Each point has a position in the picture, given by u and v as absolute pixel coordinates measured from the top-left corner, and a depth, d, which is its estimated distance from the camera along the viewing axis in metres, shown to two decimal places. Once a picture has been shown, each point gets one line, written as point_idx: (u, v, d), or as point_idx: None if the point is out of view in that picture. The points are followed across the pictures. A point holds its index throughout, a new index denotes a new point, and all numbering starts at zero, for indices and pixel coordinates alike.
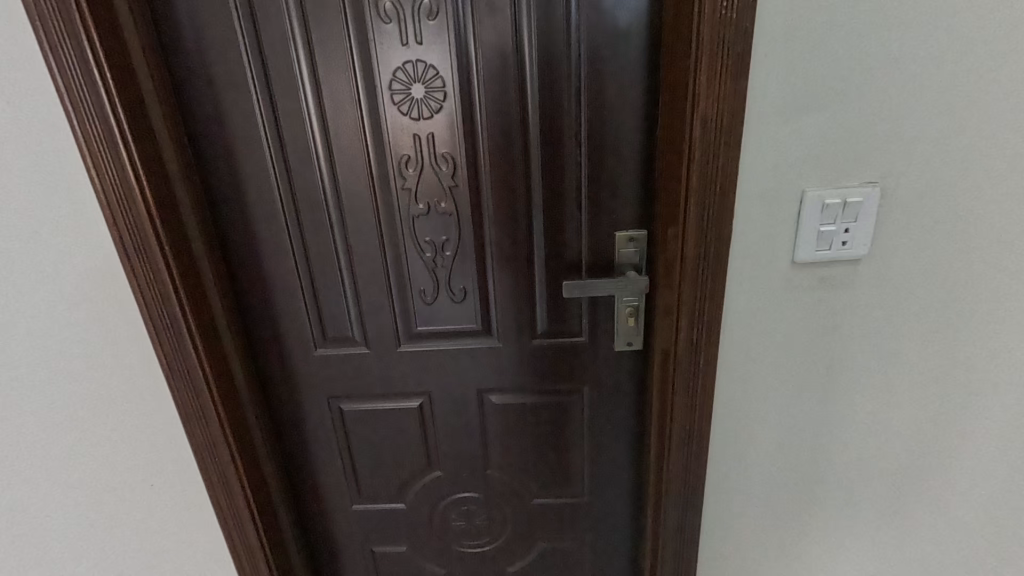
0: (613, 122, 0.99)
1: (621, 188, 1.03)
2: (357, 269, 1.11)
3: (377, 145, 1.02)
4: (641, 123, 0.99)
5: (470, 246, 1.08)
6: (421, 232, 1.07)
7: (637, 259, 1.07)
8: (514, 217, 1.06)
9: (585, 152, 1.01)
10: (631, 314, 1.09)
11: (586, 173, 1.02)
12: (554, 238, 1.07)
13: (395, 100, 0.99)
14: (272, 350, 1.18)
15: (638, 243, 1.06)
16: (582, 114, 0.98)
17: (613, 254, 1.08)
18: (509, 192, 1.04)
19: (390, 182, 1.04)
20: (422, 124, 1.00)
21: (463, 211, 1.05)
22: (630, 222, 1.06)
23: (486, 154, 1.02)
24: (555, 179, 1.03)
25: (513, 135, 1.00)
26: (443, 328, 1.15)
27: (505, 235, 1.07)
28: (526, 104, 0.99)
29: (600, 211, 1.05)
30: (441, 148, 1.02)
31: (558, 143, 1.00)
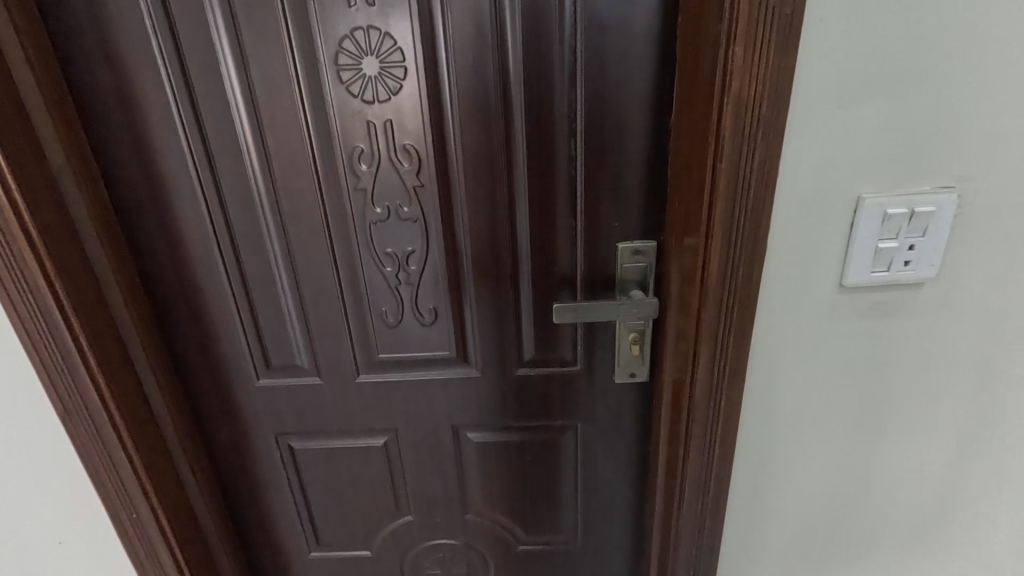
0: (617, 107, 0.80)
1: (625, 189, 0.84)
2: (304, 287, 0.92)
3: (323, 135, 0.82)
4: (650, 109, 0.80)
5: (442, 260, 0.89)
6: (381, 242, 0.88)
7: (643, 275, 0.88)
8: (494, 223, 0.86)
9: (581, 144, 0.81)
10: (635, 341, 0.91)
11: (582, 170, 0.83)
12: (543, 250, 0.88)
13: (343, 77, 0.79)
14: (206, 383, 0.99)
15: (644, 255, 0.87)
16: (579, 96, 0.79)
17: (613, 268, 0.89)
18: (487, 194, 0.85)
19: (340, 181, 0.85)
20: (379, 109, 0.81)
21: (432, 217, 0.86)
22: (635, 230, 0.87)
23: (459, 147, 0.82)
24: (543, 178, 0.84)
25: (491, 122, 0.81)
26: (410, 355, 0.96)
27: (485, 246, 0.88)
28: (510, 84, 0.79)
29: (599, 218, 0.86)
30: (404, 139, 0.82)
31: (548, 133, 0.81)
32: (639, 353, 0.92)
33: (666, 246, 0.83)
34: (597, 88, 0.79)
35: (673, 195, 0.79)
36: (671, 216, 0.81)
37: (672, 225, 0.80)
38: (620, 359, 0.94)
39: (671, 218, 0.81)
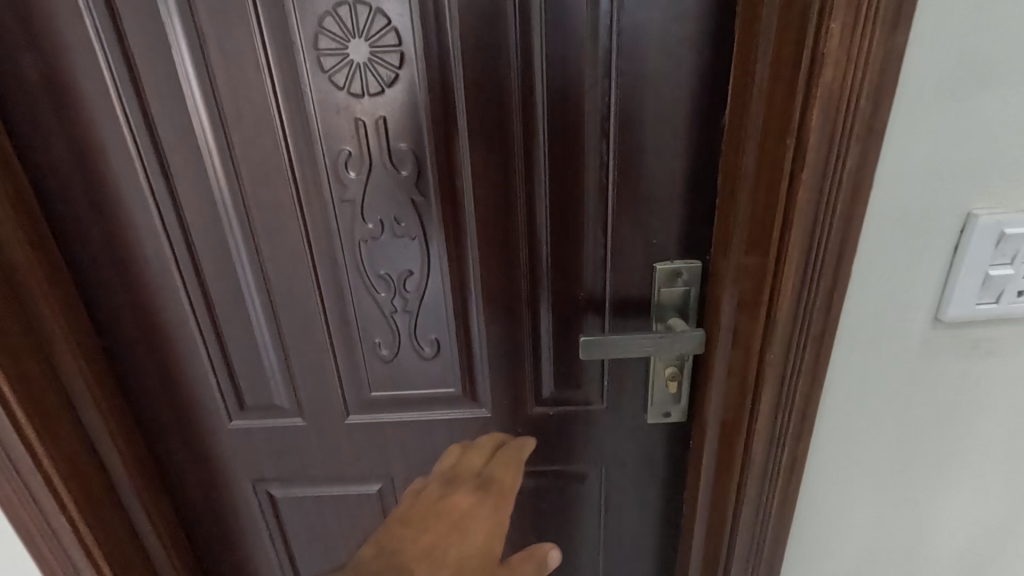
0: (658, 101, 0.65)
1: (667, 200, 0.70)
2: (283, 315, 0.78)
3: (301, 136, 0.68)
4: (699, 104, 0.65)
5: (446, 284, 0.75)
6: (373, 263, 0.74)
7: (684, 300, 0.74)
8: (508, 241, 0.72)
9: (614, 146, 0.67)
10: (673, 377, 0.77)
11: (615, 178, 0.69)
12: (566, 272, 0.74)
13: (325, 65, 0.65)
14: (171, 425, 0.85)
15: (687, 278, 0.73)
16: (612, 87, 0.65)
17: (649, 293, 0.75)
18: (500, 206, 0.70)
19: (322, 191, 0.70)
20: (368, 104, 0.66)
21: (435, 233, 0.72)
22: (677, 249, 0.73)
23: (467, 150, 0.68)
24: (567, 188, 0.70)
25: (505, 120, 0.66)
26: (408, 392, 0.83)
27: (497, 267, 0.74)
28: (529, 74, 0.65)
29: (633, 234, 0.72)
30: (400, 141, 0.68)
31: (574, 134, 0.67)
32: (677, 391, 0.78)
33: (712, 268, 0.70)
34: (635, 78, 0.64)
35: (724, 208, 0.66)
36: (719, 233, 0.68)
37: (722, 245, 0.66)
38: (653, 396, 0.80)
39: (720, 235, 0.68)
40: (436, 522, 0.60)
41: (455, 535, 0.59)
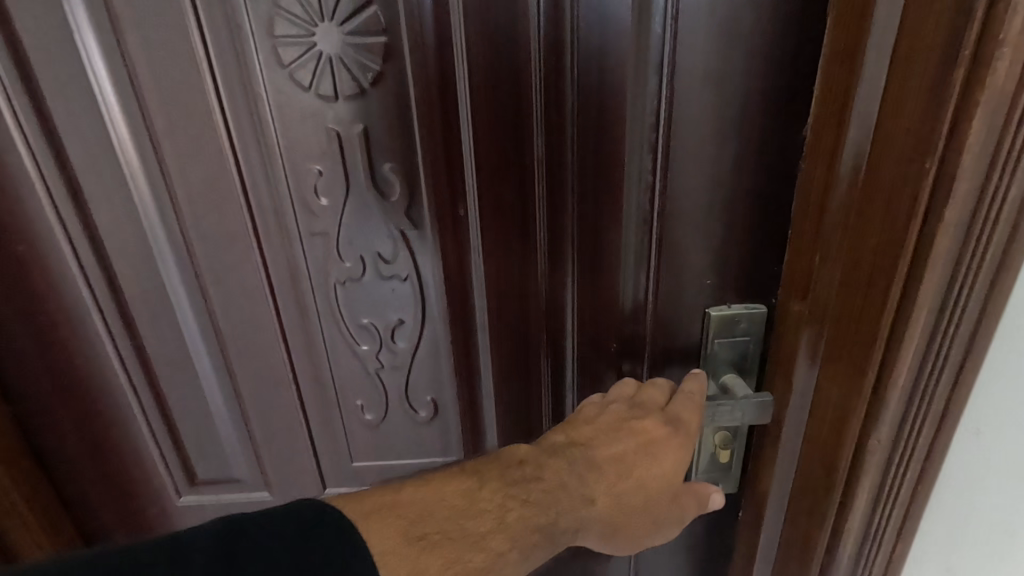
0: (722, 107, 0.48)
1: (729, 232, 0.54)
2: (241, 373, 0.62)
3: (255, 153, 0.51)
4: (773, 111, 0.49)
5: (445, 333, 0.60)
6: (354, 309, 0.59)
7: (742, 354, 0.59)
8: (524, 282, 0.57)
9: (661, 166, 0.50)
10: (724, 445, 0.61)
11: (660, 207, 0.52)
12: (597, 324, 0.58)
13: (284, 58, 0.48)
14: (107, 504, 0.69)
15: (747, 328, 0.58)
16: (662, 88, 0.47)
17: (698, 345, 0.59)
18: (515, 239, 0.55)
19: (284, 221, 0.54)
20: (343, 111, 0.50)
21: (429, 274, 0.57)
22: (736, 291, 0.57)
23: (472, 170, 0.52)
24: (599, 219, 0.53)
25: (523, 131, 0.51)
26: (400, 462, 0.68)
27: (509, 315, 0.59)
28: (553, 70, 0.49)
29: (682, 275, 0.55)
30: (385, 159, 0.52)
31: (610, 150, 0.50)
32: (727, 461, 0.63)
33: (781, 315, 0.55)
34: (694, 76, 0.47)
35: (800, 244, 0.52)
36: (792, 273, 0.53)
37: (798, 288, 0.52)
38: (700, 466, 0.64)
39: (793, 276, 0.53)
40: (627, 434, 0.51)
41: (644, 459, 0.50)
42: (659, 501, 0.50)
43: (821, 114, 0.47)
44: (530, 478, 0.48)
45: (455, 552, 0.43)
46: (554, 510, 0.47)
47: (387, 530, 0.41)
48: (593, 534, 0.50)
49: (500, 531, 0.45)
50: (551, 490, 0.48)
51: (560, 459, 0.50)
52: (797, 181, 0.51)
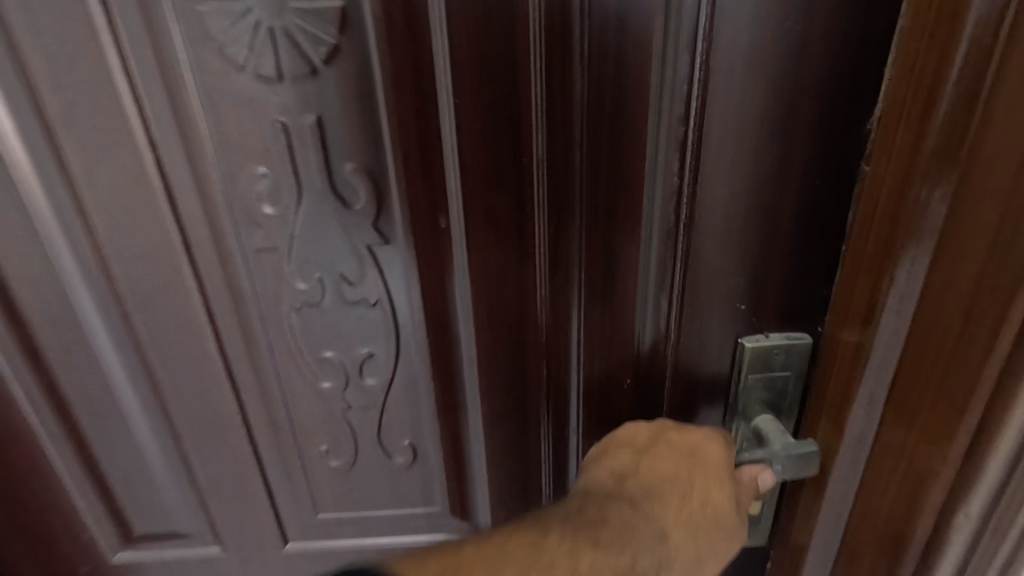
0: (768, 96, 0.39)
1: (771, 247, 0.44)
2: (178, 416, 0.51)
3: (180, 151, 0.41)
4: (832, 101, 0.39)
5: (427, 369, 0.50)
6: (312, 340, 0.48)
7: (777, 393, 0.49)
8: (521, 308, 0.47)
9: (691, 169, 0.41)
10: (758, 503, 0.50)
11: (687, 217, 0.43)
12: (608, 354, 0.48)
13: (210, 28, 0.37)
14: (26, 562, 0.59)
15: (784, 359, 0.48)
16: (695, 73, 0.38)
17: (726, 381, 0.50)
18: (509, 256, 0.45)
19: (222, 236, 0.43)
20: (290, 97, 0.39)
21: (403, 298, 0.47)
22: (773, 319, 0.47)
23: (455, 172, 0.42)
24: (612, 231, 0.43)
25: (520, 121, 0.40)
26: (374, 512, 0.58)
27: (503, 346, 0.48)
28: (560, 47, 0.38)
29: (712, 296, 0.46)
30: (345, 158, 0.41)
31: (629, 147, 0.41)
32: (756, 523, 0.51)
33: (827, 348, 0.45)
34: (734, 58, 0.38)
35: (857, 263, 0.41)
36: (844, 298, 0.43)
37: (853, 315, 0.41)
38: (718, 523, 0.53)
39: (845, 301, 0.42)
40: (672, 448, 0.44)
41: (697, 471, 0.43)
42: (736, 520, 0.43)
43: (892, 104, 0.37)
44: (593, 522, 0.41)
45: None
46: (631, 548, 0.40)
47: None
48: None
49: None
50: (621, 530, 0.41)
51: (616, 498, 0.43)
52: (858, 188, 0.41)
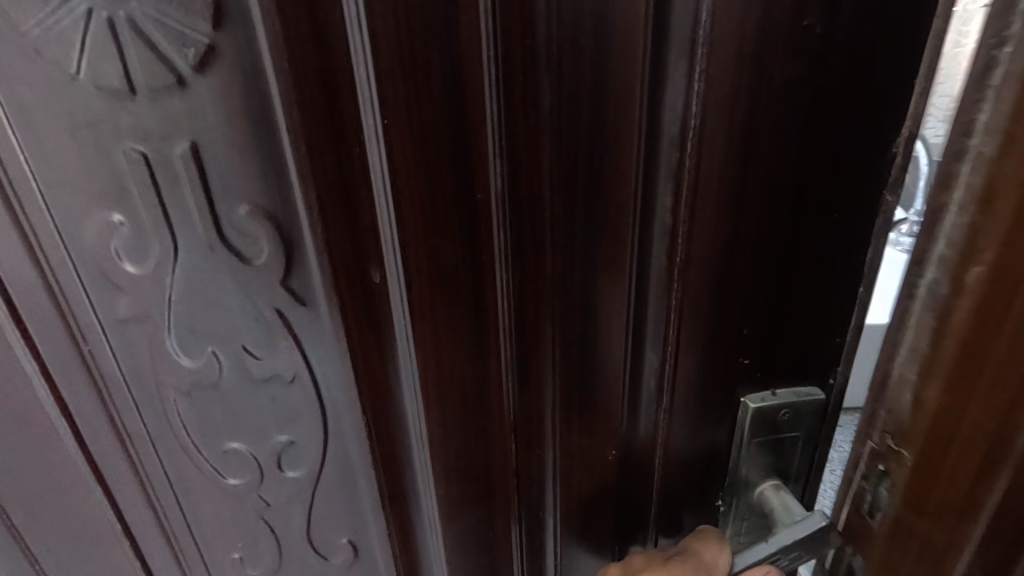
0: (781, 115, 0.31)
1: (779, 292, 0.37)
2: (40, 513, 0.41)
3: (2, 193, 0.30)
4: (853, 120, 0.32)
5: (365, 458, 0.39)
6: (207, 426, 0.38)
7: (783, 458, 0.42)
8: (483, 377, 0.37)
9: (689, 204, 0.33)
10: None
11: (681, 263, 0.35)
12: (588, 424, 0.40)
13: (21, 22, 0.26)
14: None
15: (792, 421, 0.41)
16: (694, 87, 0.30)
17: (728, 449, 0.42)
18: (466, 316, 0.34)
19: (61, 304, 0.34)
20: (150, 119, 0.29)
21: (324, 372, 0.36)
22: (783, 375, 0.40)
23: (387, 213, 0.31)
24: (585, 282, 0.35)
25: (473, 147, 0.30)
26: None
27: (461, 429, 0.38)
28: (519, 53, 0.29)
29: (712, 353, 0.38)
30: (237, 197, 0.31)
31: (606, 181, 0.33)
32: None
33: (919, 459, 0.34)
34: (741, 66, 0.30)
35: (978, 359, 0.30)
36: (948, 397, 0.32)
37: (973, 427, 0.31)
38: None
39: (949, 406, 0.32)
40: None
41: None
42: None
43: (953, 126, 0.28)
44: None
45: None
46: None
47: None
48: None
49: None
50: None
51: None
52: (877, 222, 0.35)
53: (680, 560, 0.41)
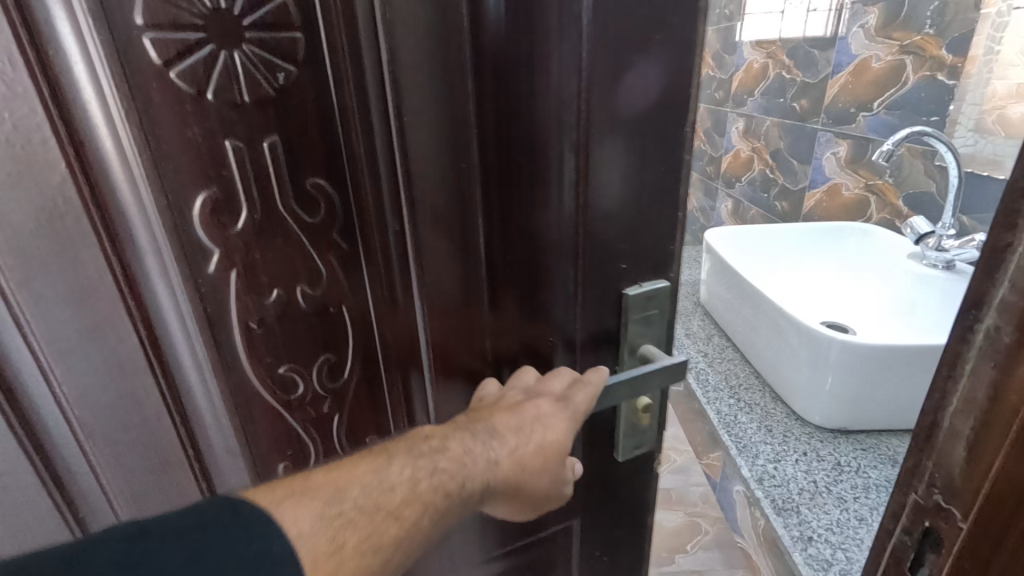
0: (637, 91, 0.42)
1: (649, 227, 0.49)
2: (114, 475, 0.45)
3: (131, 172, 0.38)
4: (660, 63, 0.42)
5: (381, 356, 0.55)
6: (279, 352, 0.49)
7: (659, 333, 0.54)
8: (463, 292, 0.51)
9: (584, 164, 0.43)
10: (645, 409, 0.58)
11: (581, 210, 0.45)
12: (534, 342, 0.52)
13: (167, 58, 0.37)
14: None
15: (658, 313, 0.52)
16: (581, 74, 0.40)
17: (618, 330, 0.52)
18: (442, 239, 0.49)
19: (174, 264, 0.41)
20: (254, 121, 0.41)
21: (358, 288, 0.51)
22: (646, 269, 0.50)
23: (386, 152, 0.45)
24: (510, 207, 0.47)
25: (437, 119, 0.44)
26: None
27: (453, 329, 0.53)
28: (437, 24, 0.41)
29: (604, 279, 0.49)
30: (311, 172, 0.45)
31: (510, 101, 0.43)
32: (643, 429, 0.59)
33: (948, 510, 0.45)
34: (611, 60, 0.40)
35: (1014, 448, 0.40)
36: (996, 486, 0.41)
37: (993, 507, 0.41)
38: (596, 437, 0.59)
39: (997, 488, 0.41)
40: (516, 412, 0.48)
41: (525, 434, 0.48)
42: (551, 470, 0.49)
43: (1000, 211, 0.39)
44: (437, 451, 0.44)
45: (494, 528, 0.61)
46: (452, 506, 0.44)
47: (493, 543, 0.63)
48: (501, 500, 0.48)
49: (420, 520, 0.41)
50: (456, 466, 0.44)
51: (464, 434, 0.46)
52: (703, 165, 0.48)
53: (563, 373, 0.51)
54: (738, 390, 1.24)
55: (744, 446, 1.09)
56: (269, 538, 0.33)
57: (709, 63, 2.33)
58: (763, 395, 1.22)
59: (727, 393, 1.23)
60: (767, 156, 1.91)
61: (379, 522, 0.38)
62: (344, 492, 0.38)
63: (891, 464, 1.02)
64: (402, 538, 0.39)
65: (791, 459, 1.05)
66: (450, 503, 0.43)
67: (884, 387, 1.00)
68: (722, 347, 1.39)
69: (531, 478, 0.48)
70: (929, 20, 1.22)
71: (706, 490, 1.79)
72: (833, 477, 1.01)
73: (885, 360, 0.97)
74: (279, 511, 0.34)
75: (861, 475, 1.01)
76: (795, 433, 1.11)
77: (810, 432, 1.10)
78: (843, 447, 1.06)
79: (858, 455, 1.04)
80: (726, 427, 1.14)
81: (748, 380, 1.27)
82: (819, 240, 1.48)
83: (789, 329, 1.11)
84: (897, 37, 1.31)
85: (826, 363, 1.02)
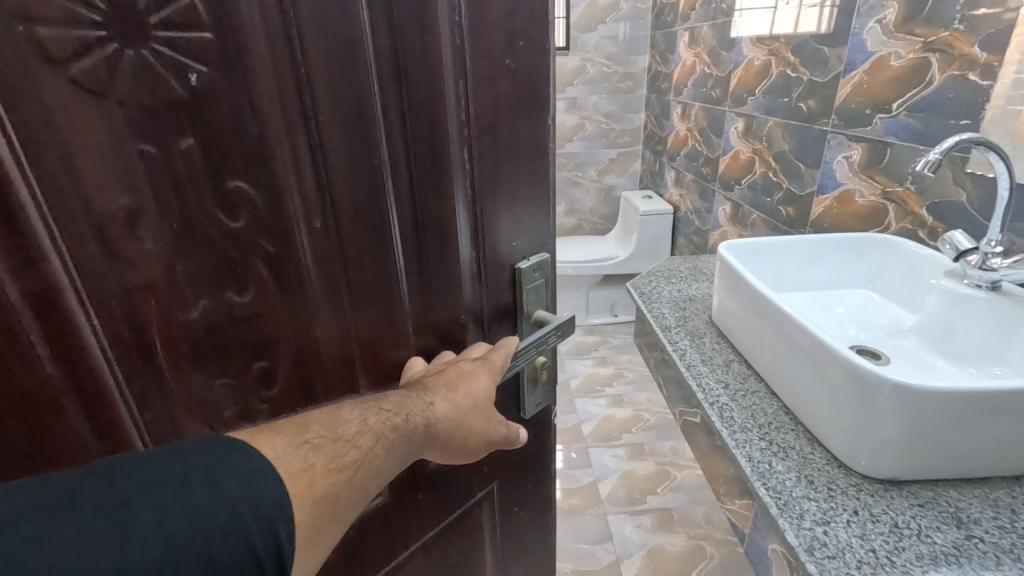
0: (505, 106, 0.56)
1: (522, 207, 0.62)
2: None
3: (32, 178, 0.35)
4: (517, 83, 0.56)
5: (318, 360, 0.53)
6: (208, 363, 0.47)
7: (541, 298, 0.69)
8: (377, 294, 0.54)
9: (468, 160, 0.55)
10: (543, 366, 0.70)
11: (469, 197, 0.56)
12: (449, 322, 0.61)
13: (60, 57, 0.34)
14: None
15: (541, 281, 0.68)
16: (462, 92, 0.52)
17: (514, 301, 0.67)
18: (364, 238, 0.51)
19: (90, 275, 0.39)
20: (165, 124, 0.39)
21: (290, 295, 0.49)
22: (529, 246, 0.65)
23: (309, 161, 0.46)
24: (422, 206, 0.53)
25: (351, 127, 0.46)
26: None
27: (376, 326, 0.55)
28: (345, 35, 0.44)
29: (494, 255, 0.62)
30: (234, 177, 0.43)
31: (415, 112, 0.49)
32: (540, 385, 0.72)
33: None
34: (488, 84, 0.53)
35: None
36: None
37: None
38: (507, 397, 0.68)
39: None
40: (460, 368, 0.57)
41: (461, 384, 0.56)
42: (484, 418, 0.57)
43: None
44: (384, 397, 0.50)
45: (435, 497, 0.65)
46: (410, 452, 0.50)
47: (432, 517, 0.66)
48: (439, 450, 0.55)
49: (369, 458, 0.45)
50: (400, 410, 0.49)
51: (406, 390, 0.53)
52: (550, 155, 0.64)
53: (481, 348, 0.62)
54: (769, 431, 1.06)
55: (785, 504, 0.89)
56: (259, 463, 0.38)
57: (705, 60, 2.27)
58: (797, 438, 1.04)
59: (757, 435, 1.05)
60: (769, 158, 1.84)
61: (339, 446, 0.43)
62: (307, 426, 0.42)
63: (959, 526, 0.81)
64: (362, 461, 0.44)
65: (841, 522, 0.84)
66: (398, 436, 0.48)
67: (942, 437, 0.84)
68: (745, 378, 1.24)
69: (468, 416, 0.55)
70: (958, 16, 1.13)
71: (709, 509, 1.72)
72: (894, 543, 0.80)
73: (948, 408, 0.81)
74: (253, 439, 0.40)
75: (927, 542, 0.79)
76: (840, 487, 0.91)
77: (857, 484, 0.91)
78: (897, 504, 0.86)
79: (917, 514, 0.84)
80: (760, 478, 0.94)
81: (778, 419, 1.10)
82: (825, 251, 1.40)
83: (828, 363, 0.95)
84: (920, 34, 1.23)
85: (875, 407, 0.86)
